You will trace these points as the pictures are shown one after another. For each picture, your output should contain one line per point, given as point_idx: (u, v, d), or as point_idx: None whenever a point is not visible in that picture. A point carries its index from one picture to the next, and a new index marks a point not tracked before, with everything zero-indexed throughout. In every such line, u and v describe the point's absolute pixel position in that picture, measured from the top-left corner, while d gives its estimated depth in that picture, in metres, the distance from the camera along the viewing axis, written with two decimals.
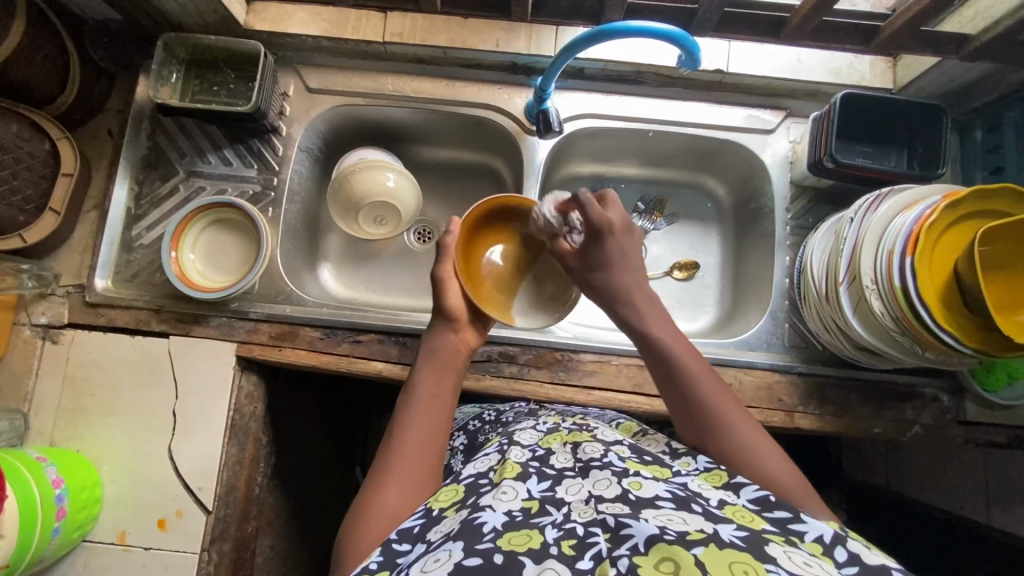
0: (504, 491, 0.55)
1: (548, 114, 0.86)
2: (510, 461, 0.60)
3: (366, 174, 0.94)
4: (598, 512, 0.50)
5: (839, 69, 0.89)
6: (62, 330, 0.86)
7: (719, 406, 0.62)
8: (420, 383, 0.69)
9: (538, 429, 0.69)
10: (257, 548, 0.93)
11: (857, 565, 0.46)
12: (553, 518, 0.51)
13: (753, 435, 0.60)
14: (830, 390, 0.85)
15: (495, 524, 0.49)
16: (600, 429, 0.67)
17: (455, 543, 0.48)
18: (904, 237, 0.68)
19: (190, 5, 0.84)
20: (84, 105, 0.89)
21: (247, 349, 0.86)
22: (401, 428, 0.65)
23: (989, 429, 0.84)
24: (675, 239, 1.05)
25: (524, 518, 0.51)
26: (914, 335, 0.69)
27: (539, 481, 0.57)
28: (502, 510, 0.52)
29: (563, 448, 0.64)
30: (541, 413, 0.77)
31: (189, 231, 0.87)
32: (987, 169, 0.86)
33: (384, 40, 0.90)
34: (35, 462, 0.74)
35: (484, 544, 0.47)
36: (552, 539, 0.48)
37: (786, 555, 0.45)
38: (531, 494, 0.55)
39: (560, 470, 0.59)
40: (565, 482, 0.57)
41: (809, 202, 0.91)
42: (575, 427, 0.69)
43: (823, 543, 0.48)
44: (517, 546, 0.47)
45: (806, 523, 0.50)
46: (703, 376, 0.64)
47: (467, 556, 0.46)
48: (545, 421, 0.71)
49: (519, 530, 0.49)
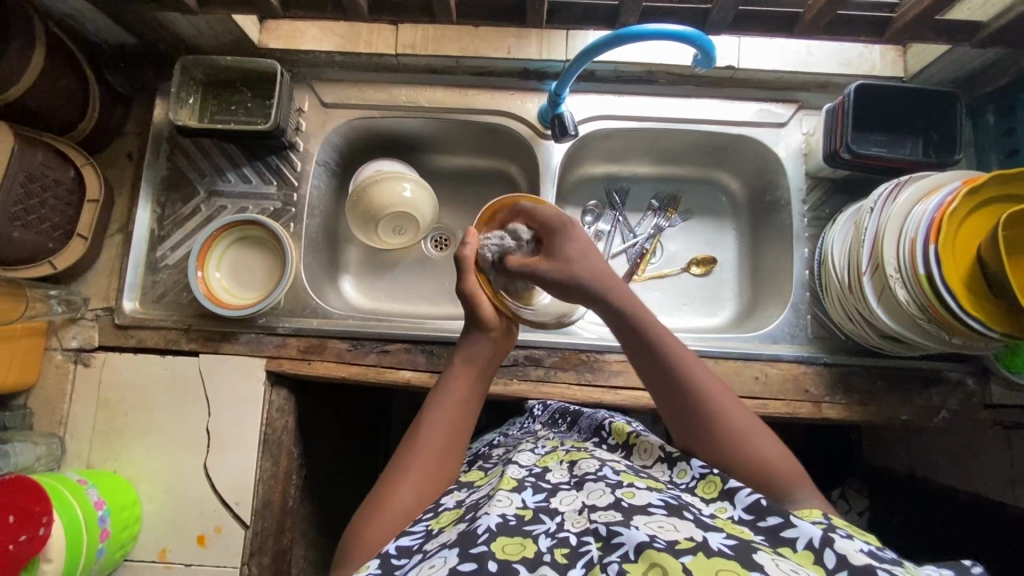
0: (499, 498, 0.57)
1: (564, 118, 0.87)
2: (507, 475, 0.62)
3: (384, 185, 0.95)
4: (592, 520, 0.52)
5: (850, 60, 0.90)
6: (93, 353, 0.87)
7: (714, 401, 0.63)
8: (448, 386, 0.71)
9: (535, 451, 0.70)
10: (294, 559, 0.94)
11: (846, 570, 0.47)
12: (546, 526, 0.53)
13: (748, 427, 0.62)
14: (855, 378, 0.85)
15: (489, 525, 0.52)
16: (597, 449, 0.68)
17: (450, 550, 0.50)
18: (926, 226, 0.69)
19: (205, 27, 0.85)
20: (103, 131, 0.90)
21: (277, 363, 0.87)
22: (426, 427, 0.67)
23: (1016, 410, 0.85)
24: (691, 235, 1.05)
25: (517, 523, 0.53)
26: (940, 320, 0.70)
27: (535, 492, 0.59)
28: (496, 513, 0.54)
29: (559, 466, 0.65)
30: (540, 437, 0.77)
31: (214, 248, 0.88)
32: (1001, 152, 0.86)
33: (397, 52, 0.91)
34: (77, 485, 0.75)
35: (478, 548, 0.50)
36: (546, 548, 0.50)
37: (774, 563, 0.45)
38: (525, 503, 0.57)
39: (556, 483, 0.61)
40: (560, 493, 0.59)
41: (825, 192, 0.92)
42: (573, 447, 0.70)
43: (813, 548, 0.49)
44: (511, 554, 0.50)
45: (797, 527, 0.51)
46: (693, 369, 0.65)
47: (462, 561, 0.49)
48: (543, 443, 0.72)
49: (512, 536, 0.52)
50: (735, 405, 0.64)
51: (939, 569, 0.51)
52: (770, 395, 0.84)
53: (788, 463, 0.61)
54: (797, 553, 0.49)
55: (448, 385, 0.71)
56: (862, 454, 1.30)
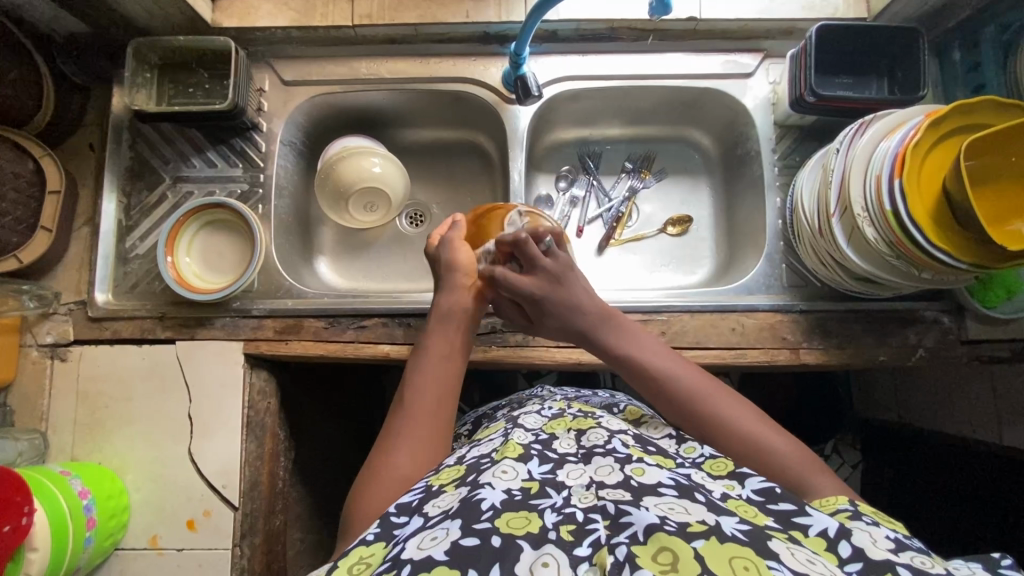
0: (503, 470, 0.56)
1: (526, 80, 0.85)
2: (513, 441, 0.62)
3: (350, 162, 0.94)
4: (600, 498, 0.51)
5: (813, 3, 0.89)
6: (69, 347, 0.87)
7: (712, 407, 0.66)
8: (432, 346, 0.73)
9: (542, 415, 0.71)
10: (287, 541, 0.95)
11: (860, 561, 0.46)
12: (552, 500, 0.52)
13: (750, 423, 0.64)
14: (833, 323, 0.86)
15: (494, 501, 0.51)
16: (604, 417, 0.69)
17: (452, 521, 0.49)
18: (890, 161, 0.68)
19: (155, 8, 0.83)
20: (61, 122, 0.88)
21: (254, 345, 0.86)
22: (410, 390, 0.69)
23: (992, 345, 0.85)
24: (666, 195, 1.05)
25: (522, 498, 0.52)
26: (909, 256, 0.70)
27: (540, 463, 0.58)
28: (501, 488, 0.53)
29: (566, 433, 0.66)
30: (548, 399, 0.80)
31: (183, 234, 0.87)
32: (969, 87, 0.86)
33: (354, 23, 0.89)
34: (59, 476, 0.75)
35: (482, 524, 0.48)
36: (552, 524, 0.49)
37: (788, 552, 0.44)
38: (531, 475, 0.56)
39: (562, 453, 0.61)
40: (566, 465, 0.59)
41: (795, 140, 0.91)
42: (580, 414, 0.71)
43: (827, 537, 0.49)
44: (515, 529, 0.48)
45: (811, 516, 0.51)
46: (682, 378, 0.69)
47: (465, 536, 0.47)
48: (550, 407, 0.74)
49: (517, 511, 0.50)
50: (734, 405, 0.66)
51: (969, 564, 0.49)
52: (747, 345, 0.85)
53: (797, 449, 0.62)
54: (808, 538, 0.49)
55: (432, 344, 0.73)
56: (851, 405, 1.31)
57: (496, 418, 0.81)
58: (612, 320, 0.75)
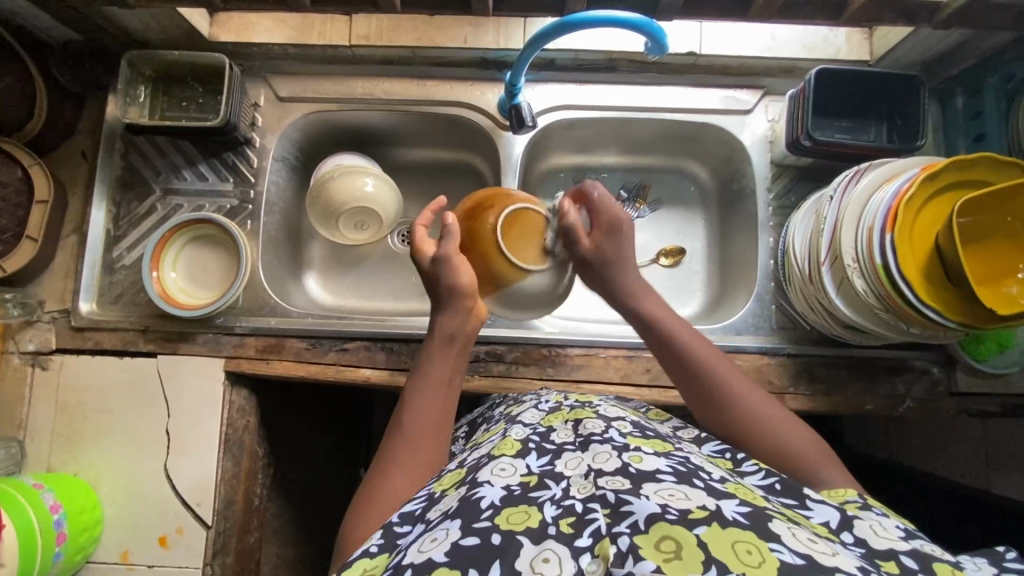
0: (501, 467, 0.54)
1: (520, 110, 0.84)
2: (510, 437, 0.60)
3: (342, 180, 0.93)
4: (598, 487, 0.48)
5: (814, 44, 0.88)
6: (50, 356, 0.86)
7: (738, 394, 0.64)
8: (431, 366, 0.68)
9: (539, 410, 0.68)
10: (262, 557, 0.95)
11: (864, 548, 0.46)
12: (551, 493, 0.50)
13: (771, 413, 0.63)
14: (819, 368, 0.85)
15: (493, 499, 0.49)
16: (603, 406, 0.65)
17: (452, 521, 0.48)
18: (882, 215, 0.67)
19: (151, 21, 0.83)
20: (53, 130, 0.88)
21: (235, 363, 0.86)
22: (409, 413, 0.65)
23: (981, 398, 0.84)
24: (661, 226, 1.04)
25: (521, 492, 0.50)
26: (898, 311, 0.69)
27: (538, 457, 0.56)
28: (499, 485, 0.51)
29: (563, 426, 0.62)
30: (546, 393, 0.76)
31: (168, 250, 0.87)
32: (969, 137, 0.85)
33: (351, 44, 0.89)
34: (31, 489, 0.75)
35: (482, 523, 0.47)
36: (551, 519, 0.47)
37: (791, 533, 0.43)
38: (530, 469, 0.54)
39: (560, 444, 0.58)
40: (564, 455, 0.55)
41: (791, 180, 0.90)
42: (577, 404, 0.67)
43: (829, 528, 0.48)
44: (515, 525, 0.47)
45: (812, 509, 0.50)
46: (712, 361, 0.66)
47: (465, 536, 0.46)
48: (547, 401, 0.70)
49: (517, 506, 0.49)
50: (759, 397, 0.64)
51: (975, 558, 0.48)
52: None
53: (814, 444, 0.61)
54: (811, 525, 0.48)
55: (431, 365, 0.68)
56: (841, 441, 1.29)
57: (492, 418, 0.75)
58: (645, 290, 0.72)
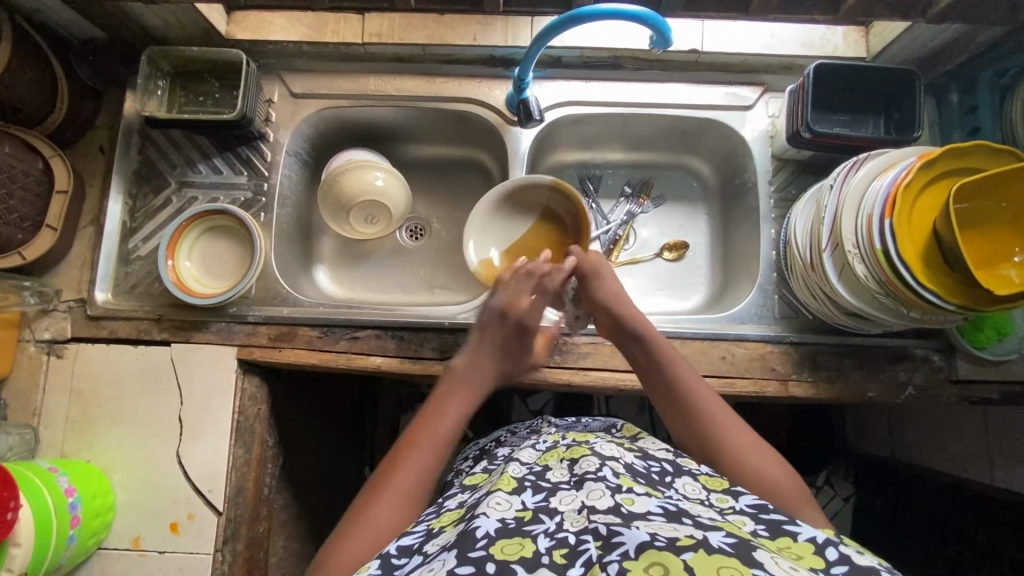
0: (498, 502, 0.55)
1: (528, 104, 0.87)
2: (507, 475, 0.61)
3: (352, 174, 0.96)
4: (591, 521, 0.50)
5: (813, 42, 0.91)
6: (65, 344, 0.88)
7: (713, 410, 0.70)
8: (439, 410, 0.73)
9: (536, 448, 0.69)
10: (270, 548, 0.95)
11: (847, 565, 0.46)
12: (545, 526, 0.52)
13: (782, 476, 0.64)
14: (821, 356, 0.86)
15: (489, 529, 0.50)
16: (599, 442, 0.66)
17: (449, 552, 0.49)
18: (881, 201, 0.69)
19: (172, 19, 0.86)
20: (74, 124, 0.90)
21: (248, 351, 0.87)
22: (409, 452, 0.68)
23: (982, 385, 0.85)
24: (664, 220, 1.06)
25: (516, 525, 0.52)
26: (897, 294, 0.70)
27: (534, 493, 0.57)
28: (494, 517, 0.52)
29: (559, 464, 0.63)
30: (544, 433, 0.76)
31: (185, 238, 0.89)
32: (964, 130, 0.87)
33: (364, 41, 0.92)
34: (47, 472, 0.76)
35: (477, 552, 0.48)
36: (545, 549, 0.48)
37: (773, 561, 0.44)
38: (525, 505, 0.55)
39: (555, 483, 0.59)
40: (559, 493, 0.57)
41: (792, 173, 0.93)
42: (574, 442, 0.67)
43: (815, 542, 0.49)
44: (509, 555, 0.48)
45: (800, 525, 0.51)
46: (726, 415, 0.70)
47: (460, 564, 0.47)
48: (544, 440, 0.71)
49: (511, 538, 0.50)
50: (728, 417, 0.69)
51: None
52: (737, 374, 0.85)
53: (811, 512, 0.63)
54: (796, 544, 0.49)
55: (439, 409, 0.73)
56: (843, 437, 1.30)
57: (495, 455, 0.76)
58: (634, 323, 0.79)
